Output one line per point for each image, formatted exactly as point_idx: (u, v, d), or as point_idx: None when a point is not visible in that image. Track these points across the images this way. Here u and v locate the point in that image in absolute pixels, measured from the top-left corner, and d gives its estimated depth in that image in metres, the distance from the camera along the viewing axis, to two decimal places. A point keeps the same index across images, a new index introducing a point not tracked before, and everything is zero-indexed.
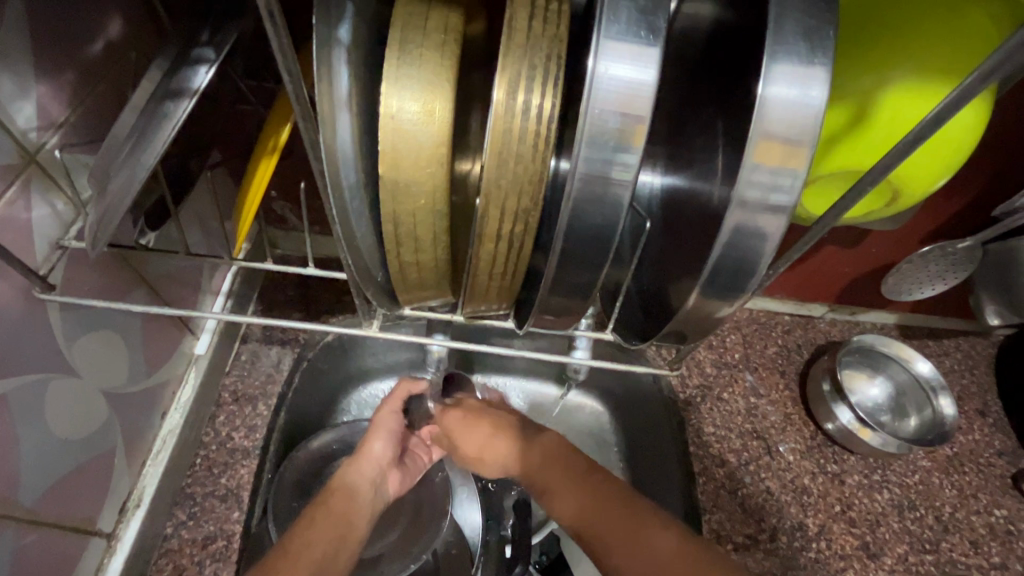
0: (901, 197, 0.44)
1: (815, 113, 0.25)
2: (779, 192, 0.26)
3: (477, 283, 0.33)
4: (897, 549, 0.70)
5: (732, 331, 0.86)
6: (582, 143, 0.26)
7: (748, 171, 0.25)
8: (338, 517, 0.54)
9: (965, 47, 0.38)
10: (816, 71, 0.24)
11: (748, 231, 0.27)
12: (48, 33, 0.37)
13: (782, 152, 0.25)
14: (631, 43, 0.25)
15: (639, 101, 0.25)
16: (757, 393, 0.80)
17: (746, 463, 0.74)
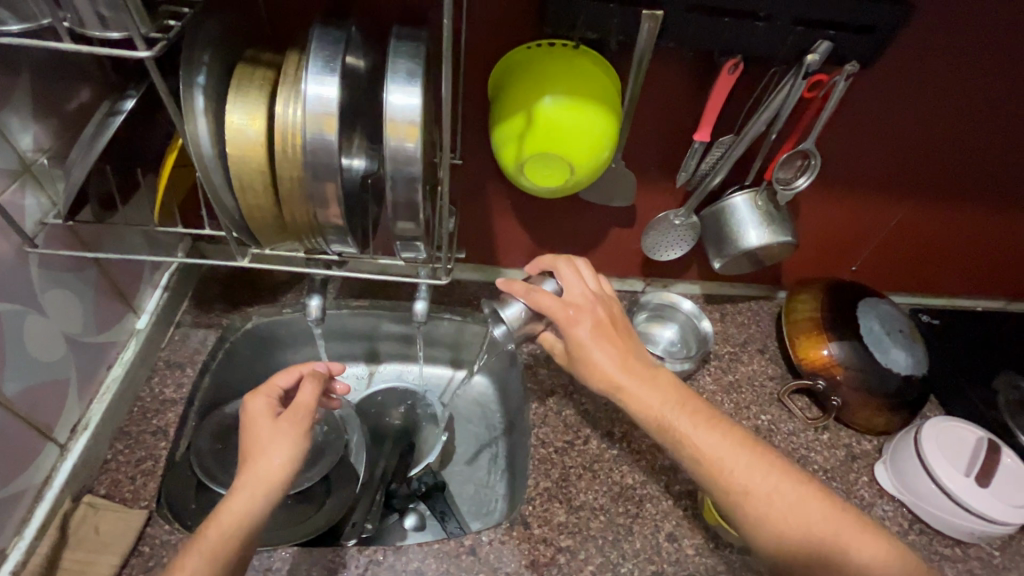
0: (577, 171, 0.72)
1: (415, 108, 0.51)
2: (408, 147, 0.52)
3: (293, 214, 0.58)
4: None
5: None
6: (307, 128, 0.51)
7: (389, 140, 0.52)
8: (219, 546, 0.62)
9: (581, 84, 0.68)
10: (413, 88, 0.51)
11: (402, 171, 0.53)
12: (43, 95, 0.63)
13: (403, 127, 0.51)
14: (323, 77, 0.50)
15: (327, 105, 0.50)
16: None
17: (571, 392, 0.97)
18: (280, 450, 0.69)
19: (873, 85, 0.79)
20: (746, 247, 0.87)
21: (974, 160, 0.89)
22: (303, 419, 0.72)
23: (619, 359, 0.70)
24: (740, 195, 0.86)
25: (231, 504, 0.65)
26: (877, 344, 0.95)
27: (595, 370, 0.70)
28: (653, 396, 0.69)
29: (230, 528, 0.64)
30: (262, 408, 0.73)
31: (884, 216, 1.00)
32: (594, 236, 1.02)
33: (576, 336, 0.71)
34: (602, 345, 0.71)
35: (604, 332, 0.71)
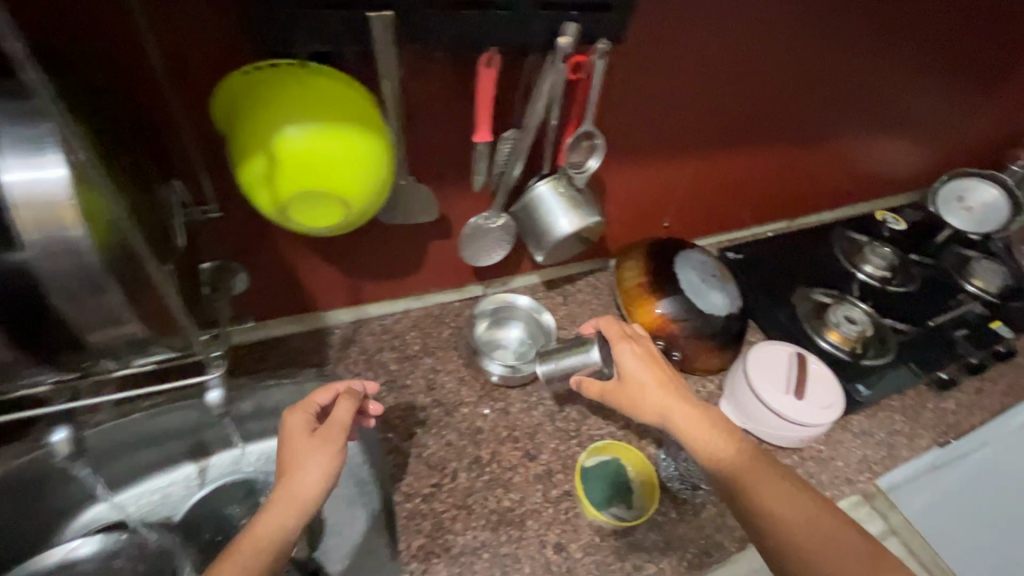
0: (351, 203, 0.62)
1: (45, 178, 0.42)
2: (52, 230, 0.43)
3: None
4: (550, 445, 0.90)
5: (413, 329, 1.04)
6: None
7: (25, 228, 0.43)
8: (246, 561, 0.58)
9: (323, 106, 0.57)
10: (43, 158, 0.42)
11: (51, 252, 0.44)
12: None
13: (33, 206, 0.42)
14: None
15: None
16: (435, 369, 0.98)
17: (428, 428, 0.89)
18: (319, 471, 0.66)
19: (636, 61, 0.81)
20: (561, 236, 0.86)
21: (736, 114, 0.99)
22: (340, 438, 0.68)
23: (662, 387, 0.78)
24: (543, 183, 0.84)
25: (265, 518, 0.62)
26: (697, 293, 1.01)
27: (645, 391, 0.78)
28: (701, 418, 0.75)
29: (259, 545, 0.60)
30: (299, 424, 0.69)
31: (679, 175, 1.07)
32: (412, 257, 0.94)
33: (630, 364, 0.80)
34: (628, 360, 0.81)
35: (648, 358, 0.81)
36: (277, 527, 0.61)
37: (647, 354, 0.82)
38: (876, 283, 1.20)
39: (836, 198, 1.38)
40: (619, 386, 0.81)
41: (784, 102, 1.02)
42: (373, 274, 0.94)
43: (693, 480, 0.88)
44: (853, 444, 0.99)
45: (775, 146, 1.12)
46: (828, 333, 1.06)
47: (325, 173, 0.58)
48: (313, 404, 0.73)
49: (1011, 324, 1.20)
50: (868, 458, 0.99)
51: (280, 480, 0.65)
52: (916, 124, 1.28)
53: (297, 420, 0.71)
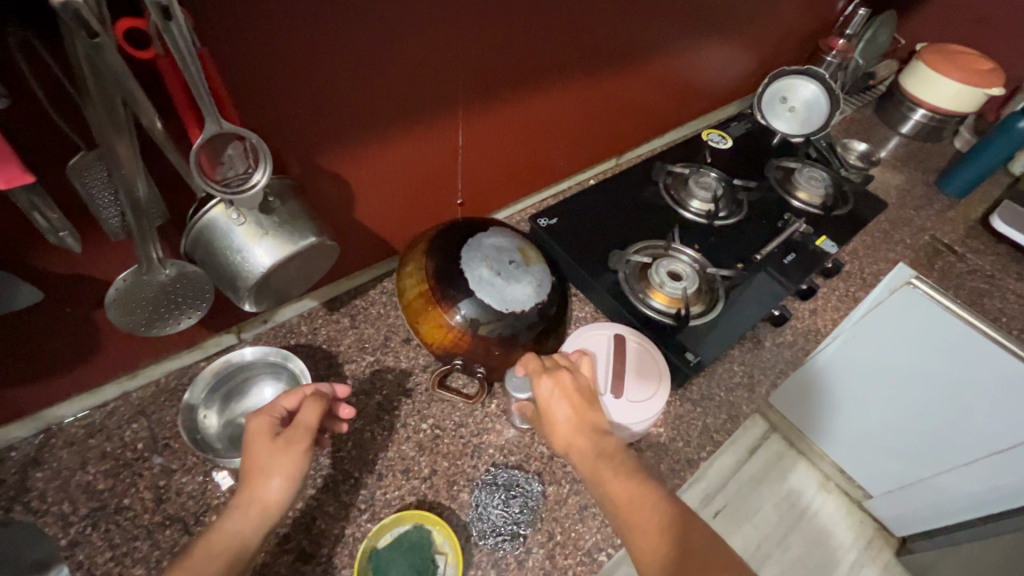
0: None
1: None
2: None
3: None
4: (333, 531, 0.71)
5: (136, 418, 0.78)
6: None
7: None
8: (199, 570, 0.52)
9: None
10: None
11: None
12: None
13: None
14: None
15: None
16: (168, 471, 0.73)
17: (157, 563, 0.66)
18: (284, 477, 0.58)
19: (290, 9, 0.54)
20: (262, 276, 0.61)
21: (494, 56, 0.77)
22: (306, 442, 0.60)
23: (574, 422, 0.68)
24: (206, 210, 0.57)
25: (231, 519, 0.56)
26: (497, 289, 0.82)
27: (556, 421, 0.68)
28: (611, 463, 0.62)
29: (216, 552, 0.54)
30: (260, 427, 0.61)
31: (448, 143, 0.84)
32: (73, 340, 0.66)
33: (545, 397, 0.70)
34: (548, 386, 0.71)
35: (567, 391, 0.70)
36: (232, 538, 0.55)
37: (568, 381, 0.71)
38: (703, 220, 1.08)
39: (656, 123, 1.24)
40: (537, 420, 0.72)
41: (551, 24, 0.80)
42: (19, 375, 0.65)
43: (510, 528, 0.73)
44: (693, 415, 0.90)
45: (562, 81, 0.92)
46: (652, 296, 0.93)
47: None
48: (280, 407, 0.65)
49: (837, 233, 1.16)
50: (710, 427, 0.89)
51: (242, 484, 0.58)
52: (719, 24, 1.13)
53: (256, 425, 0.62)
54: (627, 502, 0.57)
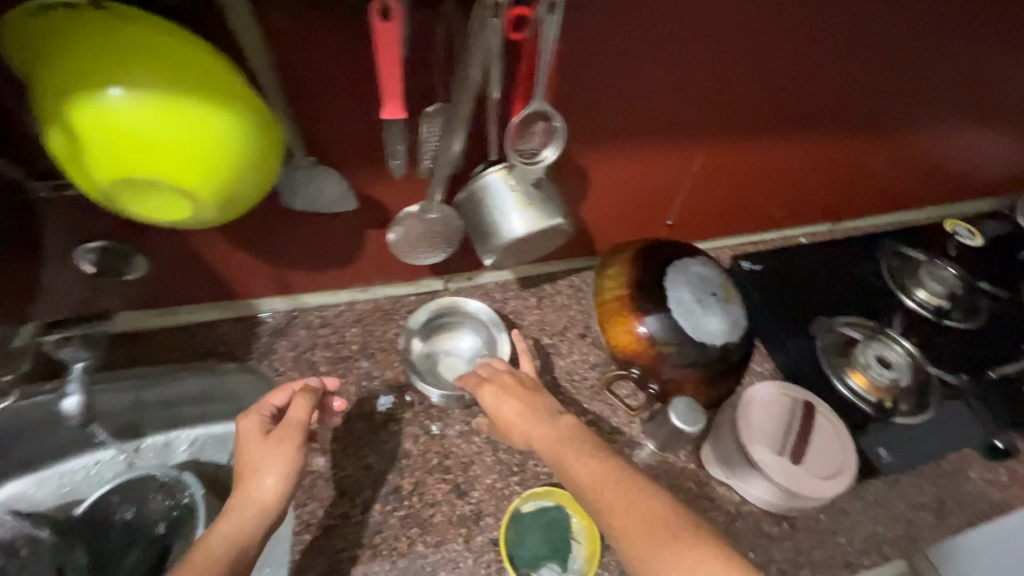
0: (191, 195, 0.49)
1: None
2: None
3: None
4: (485, 480, 0.77)
5: (357, 323, 0.92)
6: None
7: None
8: (205, 565, 0.53)
9: (150, 66, 0.44)
10: None
11: None
12: None
13: None
14: None
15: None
16: (370, 375, 0.86)
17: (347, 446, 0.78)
18: (275, 474, 0.61)
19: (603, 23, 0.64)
20: (510, 240, 0.69)
21: (751, 96, 0.80)
22: (297, 437, 0.64)
23: (526, 417, 0.69)
24: (491, 171, 0.67)
25: (214, 531, 0.57)
26: (688, 315, 0.83)
27: (511, 423, 0.69)
28: (574, 456, 0.62)
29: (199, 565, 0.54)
30: (251, 428, 0.64)
31: (683, 166, 0.88)
32: (345, 247, 0.80)
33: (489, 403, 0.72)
34: (509, 406, 0.71)
35: (511, 392, 0.72)
36: (228, 539, 0.56)
37: (520, 393, 0.72)
38: (929, 314, 0.97)
39: (895, 200, 1.13)
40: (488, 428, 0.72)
41: (830, 69, 0.80)
42: (302, 263, 0.81)
43: None
44: (863, 516, 0.81)
45: (813, 134, 0.90)
46: (852, 376, 0.86)
47: (143, 155, 0.45)
48: (269, 406, 0.68)
49: None
50: (880, 536, 0.80)
51: (236, 488, 0.61)
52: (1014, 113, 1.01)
53: (250, 426, 0.66)
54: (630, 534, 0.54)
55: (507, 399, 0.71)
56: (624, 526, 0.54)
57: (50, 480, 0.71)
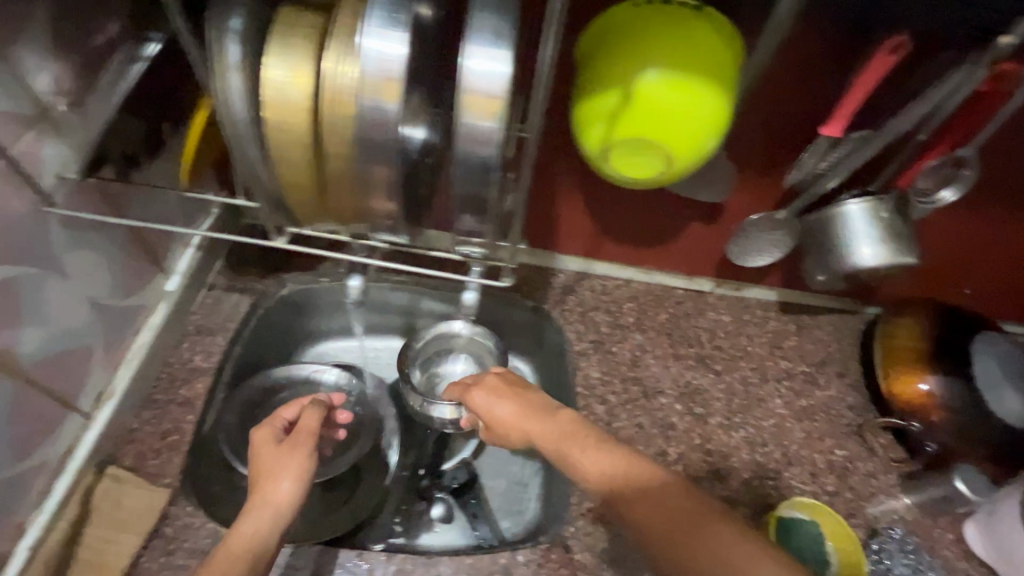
0: (675, 161, 0.59)
1: (499, 76, 0.38)
2: (486, 127, 0.40)
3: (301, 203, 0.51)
4: (743, 474, 0.83)
5: (631, 299, 1.01)
6: (357, 94, 0.41)
7: (463, 116, 0.39)
8: (235, 554, 0.59)
9: (702, 56, 0.54)
10: (498, 47, 0.38)
11: (471, 142, 0.40)
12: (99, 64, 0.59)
13: (481, 102, 0.39)
14: (386, 28, 0.40)
15: (388, 68, 0.40)
16: (643, 348, 0.95)
17: (624, 402, 0.88)
18: (290, 480, 0.67)
19: None
20: (857, 266, 0.73)
21: None
22: (308, 443, 0.70)
23: (517, 415, 0.69)
24: (858, 201, 0.72)
25: (244, 524, 0.62)
26: (989, 386, 0.82)
27: (523, 419, 0.69)
28: (595, 457, 0.59)
29: (244, 552, 0.60)
30: (262, 437, 0.70)
31: (1016, 240, 0.87)
32: (666, 230, 0.90)
33: (482, 406, 0.72)
34: (503, 406, 0.72)
35: (500, 391, 0.73)
36: (251, 532, 0.62)
37: (516, 397, 0.72)
38: None
39: None
40: (492, 433, 0.74)
41: None
42: (614, 234, 0.93)
43: None
44: None
45: None
46: None
47: (670, 124, 0.55)
48: (282, 418, 0.74)
49: None
50: None
51: (251, 490, 0.66)
52: None
53: (262, 435, 0.72)
54: (674, 530, 0.51)
55: (498, 400, 0.72)
56: (649, 524, 0.52)
57: (359, 348, 0.97)
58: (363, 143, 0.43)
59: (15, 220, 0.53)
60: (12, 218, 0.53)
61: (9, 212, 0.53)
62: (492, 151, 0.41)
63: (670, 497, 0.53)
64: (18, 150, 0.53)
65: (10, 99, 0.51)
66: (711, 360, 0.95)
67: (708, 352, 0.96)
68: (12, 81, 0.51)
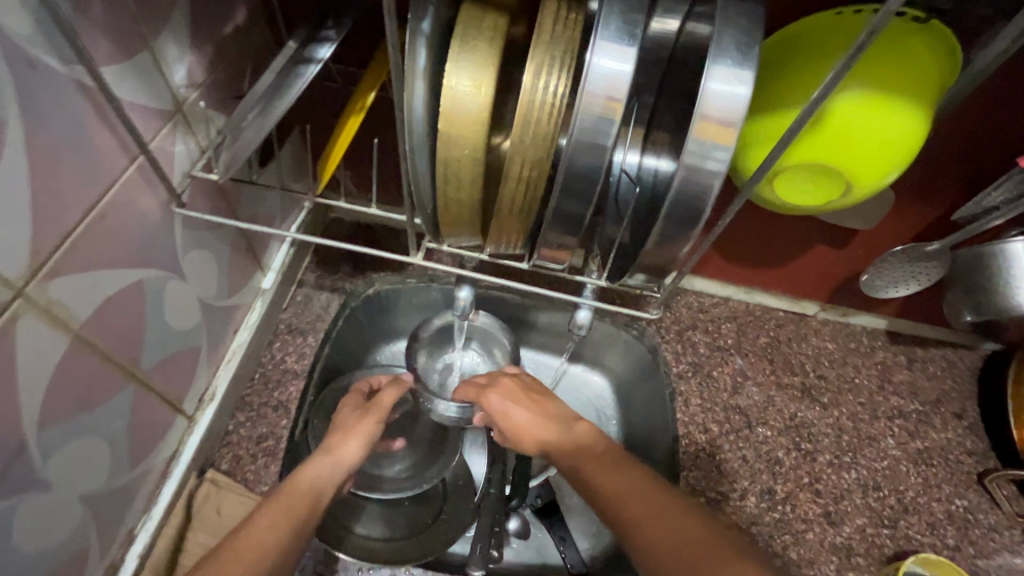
0: (854, 189, 0.52)
1: (741, 103, 0.33)
2: (713, 160, 0.35)
3: (449, 217, 0.46)
4: (857, 520, 0.77)
5: (728, 319, 0.95)
6: (575, 119, 0.34)
7: (690, 144, 0.35)
8: (301, 499, 0.56)
9: (907, 77, 0.47)
10: (744, 72, 0.33)
11: (691, 178, 0.36)
12: (228, 55, 0.55)
13: (716, 129, 0.34)
14: (617, 44, 0.33)
15: (616, 89, 0.33)
16: (744, 374, 0.89)
17: (726, 433, 0.83)
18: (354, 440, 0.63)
19: None
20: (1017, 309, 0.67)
21: None
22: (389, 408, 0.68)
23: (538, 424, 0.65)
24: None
25: (313, 466, 0.59)
26: None
27: (540, 428, 0.65)
28: (608, 473, 0.57)
29: (303, 500, 0.56)
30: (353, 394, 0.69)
31: None
32: (785, 251, 0.84)
33: (497, 411, 0.66)
34: (521, 411, 0.66)
35: (518, 396, 0.67)
36: (317, 483, 0.58)
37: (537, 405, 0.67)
38: None
39: None
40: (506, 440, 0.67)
41: None
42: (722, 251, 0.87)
43: None
44: None
45: None
46: None
47: (857, 153, 0.49)
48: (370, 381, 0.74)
49: None
50: None
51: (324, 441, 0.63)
52: None
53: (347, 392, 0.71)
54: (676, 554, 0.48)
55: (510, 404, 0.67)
56: (653, 546, 0.50)
57: None
58: (567, 175, 0.37)
59: (145, 220, 0.50)
60: (143, 218, 0.50)
61: (143, 211, 0.49)
62: (716, 187, 0.36)
63: (674, 518, 0.51)
64: (154, 146, 0.49)
65: (151, 92, 0.47)
66: (817, 391, 0.89)
67: (814, 383, 0.90)
68: (155, 73, 0.47)
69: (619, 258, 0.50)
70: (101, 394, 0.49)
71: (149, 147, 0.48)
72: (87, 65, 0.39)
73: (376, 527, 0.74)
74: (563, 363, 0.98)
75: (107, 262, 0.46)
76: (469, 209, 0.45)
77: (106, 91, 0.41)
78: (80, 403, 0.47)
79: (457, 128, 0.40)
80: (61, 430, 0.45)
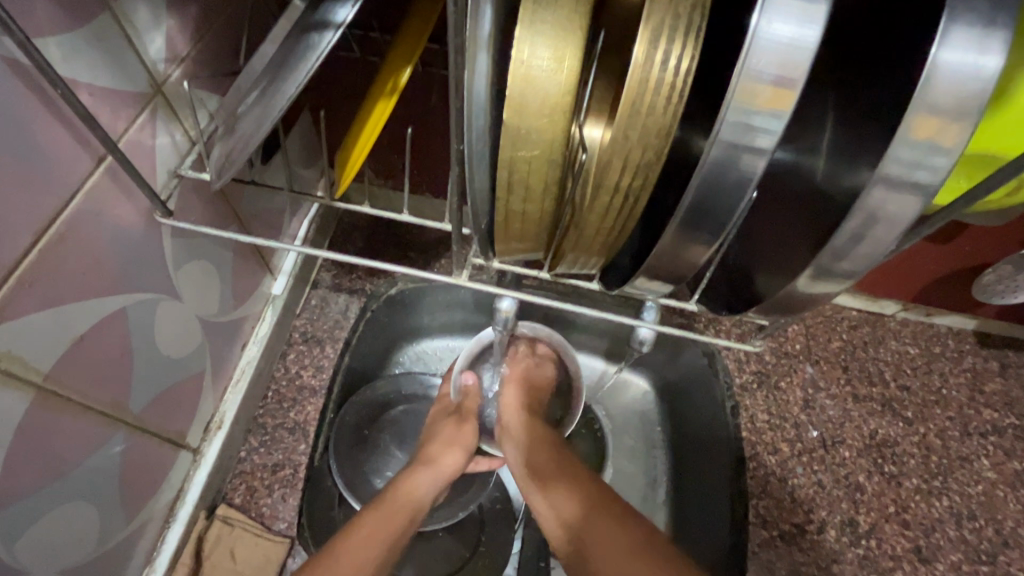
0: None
1: (983, 85, 0.24)
2: (925, 170, 0.25)
3: (509, 233, 0.35)
4: (951, 556, 0.69)
5: (795, 320, 0.83)
6: (727, 110, 0.24)
7: (901, 145, 0.25)
8: (398, 516, 0.50)
9: None
10: (993, 40, 0.23)
11: (884, 204, 0.26)
12: (215, 17, 0.43)
13: (939, 126, 0.24)
14: (799, 0, 0.23)
15: (794, 66, 0.23)
16: (816, 385, 0.78)
17: (799, 454, 0.73)
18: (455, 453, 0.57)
19: None
20: None
21: None
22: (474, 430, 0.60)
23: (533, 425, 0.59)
24: None
25: (416, 476, 0.55)
26: None
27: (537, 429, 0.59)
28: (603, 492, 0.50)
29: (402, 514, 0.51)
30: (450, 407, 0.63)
31: None
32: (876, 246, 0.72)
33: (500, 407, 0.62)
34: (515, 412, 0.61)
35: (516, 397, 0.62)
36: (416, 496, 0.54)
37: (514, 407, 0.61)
38: None
39: None
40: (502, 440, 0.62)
41: None
42: None
43: None
44: None
45: None
46: None
47: None
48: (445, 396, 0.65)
49: None
50: None
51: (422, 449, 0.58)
52: None
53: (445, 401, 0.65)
54: None
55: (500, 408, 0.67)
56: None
57: None
58: (698, 192, 0.26)
59: (124, 235, 0.40)
60: (122, 233, 0.39)
61: (120, 224, 0.39)
62: (916, 210, 0.26)
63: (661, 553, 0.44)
64: (127, 141, 0.38)
65: (119, 72, 0.36)
66: (900, 405, 0.77)
67: (895, 395, 0.78)
68: (121, 45, 0.36)
69: (723, 282, 0.42)
70: (88, 450, 0.41)
71: (119, 144, 0.37)
72: (16, 39, 0.28)
73: (408, 564, 0.66)
74: (608, 368, 0.82)
75: (75, 296, 0.37)
76: (536, 223, 0.34)
77: (49, 74, 0.30)
78: (57, 468, 0.39)
79: (531, 119, 0.29)
80: (35, 504, 0.37)
